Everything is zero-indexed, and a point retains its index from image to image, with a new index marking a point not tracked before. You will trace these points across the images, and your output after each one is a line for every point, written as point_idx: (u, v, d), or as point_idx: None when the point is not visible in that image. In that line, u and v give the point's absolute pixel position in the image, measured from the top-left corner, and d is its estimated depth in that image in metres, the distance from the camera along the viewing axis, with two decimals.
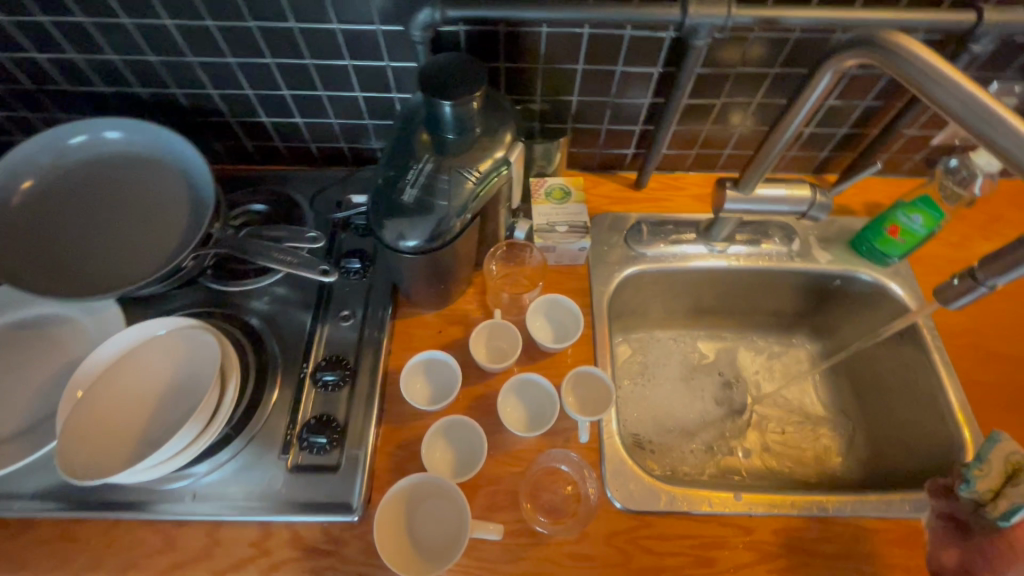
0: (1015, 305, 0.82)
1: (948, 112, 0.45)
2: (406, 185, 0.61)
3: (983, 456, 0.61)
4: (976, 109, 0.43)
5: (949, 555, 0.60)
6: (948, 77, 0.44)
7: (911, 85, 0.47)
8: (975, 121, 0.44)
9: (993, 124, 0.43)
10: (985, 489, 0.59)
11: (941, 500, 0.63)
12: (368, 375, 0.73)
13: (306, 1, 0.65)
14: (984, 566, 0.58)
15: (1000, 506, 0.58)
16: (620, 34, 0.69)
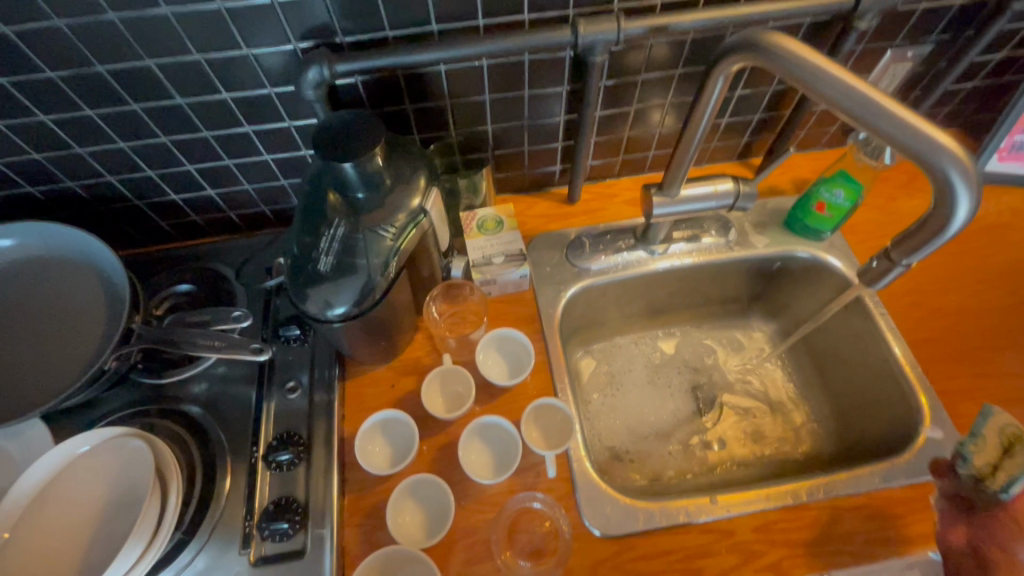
0: (947, 257, 0.84)
1: (828, 101, 0.45)
2: (321, 254, 0.59)
3: (977, 432, 0.59)
4: (856, 98, 0.44)
5: (957, 535, 0.58)
6: (825, 70, 0.45)
7: (792, 80, 0.47)
8: (854, 108, 0.44)
9: (869, 109, 0.43)
10: (984, 464, 0.58)
11: (943, 479, 0.62)
12: (323, 445, 0.69)
13: (188, 76, 0.62)
14: (993, 545, 0.55)
15: (999, 479, 0.56)
16: (519, 60, 0.69)
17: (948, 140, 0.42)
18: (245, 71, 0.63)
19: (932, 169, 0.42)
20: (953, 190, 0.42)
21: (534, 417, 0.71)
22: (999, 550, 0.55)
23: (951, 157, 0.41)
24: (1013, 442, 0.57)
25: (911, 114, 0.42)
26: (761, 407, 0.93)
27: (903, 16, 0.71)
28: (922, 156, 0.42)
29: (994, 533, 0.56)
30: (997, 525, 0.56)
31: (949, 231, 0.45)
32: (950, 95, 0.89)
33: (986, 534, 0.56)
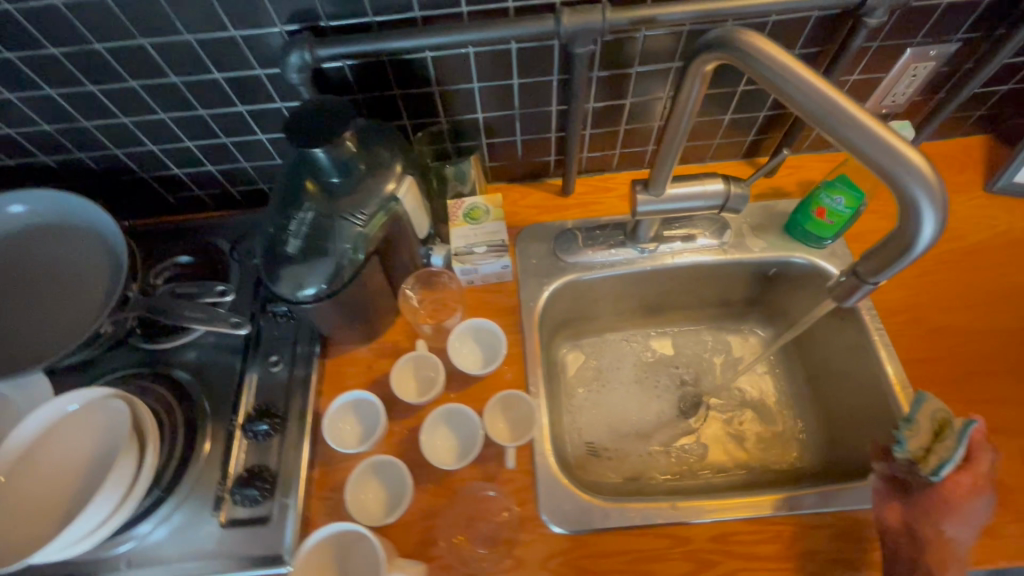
0: (957, 273, 0.79)
1: (798, 108, 0.43)
2: (290, 237, 0.60)
3: (911, 417, 0.59)
4: (827, 106, 0.41)
5: (892, 514, 0.61)
6: (797, 72, 0.42)
7: (764, 83, 0.45)
8: (824, 116, 0.42)
9: (839, 118, 0.41)
10: (916, 449, 0.59)
11: (880, 461, 0.63)
12: (298, 419, 0.72)
13: (180, 56, 0.64)
14: (926, 523, 0.59)
15: (931, 462, 0.58)
16: (507, 48, 0.68)
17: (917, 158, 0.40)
18: (234, 53, 0.64)
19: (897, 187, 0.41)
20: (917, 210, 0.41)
21: (501, 410, 0.72)
22: (931, 528, 0.58)
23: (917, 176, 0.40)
24: (941, 425, 0.58)
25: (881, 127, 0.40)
26: (747, 415, 0.91)
27: (923, 12, 0.66)
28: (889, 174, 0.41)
29: (922, 507, 0.59)
30: (926, 502, 0.59)
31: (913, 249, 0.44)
32: (980, 98, 0.82)
33: (917, 513, 0.59)
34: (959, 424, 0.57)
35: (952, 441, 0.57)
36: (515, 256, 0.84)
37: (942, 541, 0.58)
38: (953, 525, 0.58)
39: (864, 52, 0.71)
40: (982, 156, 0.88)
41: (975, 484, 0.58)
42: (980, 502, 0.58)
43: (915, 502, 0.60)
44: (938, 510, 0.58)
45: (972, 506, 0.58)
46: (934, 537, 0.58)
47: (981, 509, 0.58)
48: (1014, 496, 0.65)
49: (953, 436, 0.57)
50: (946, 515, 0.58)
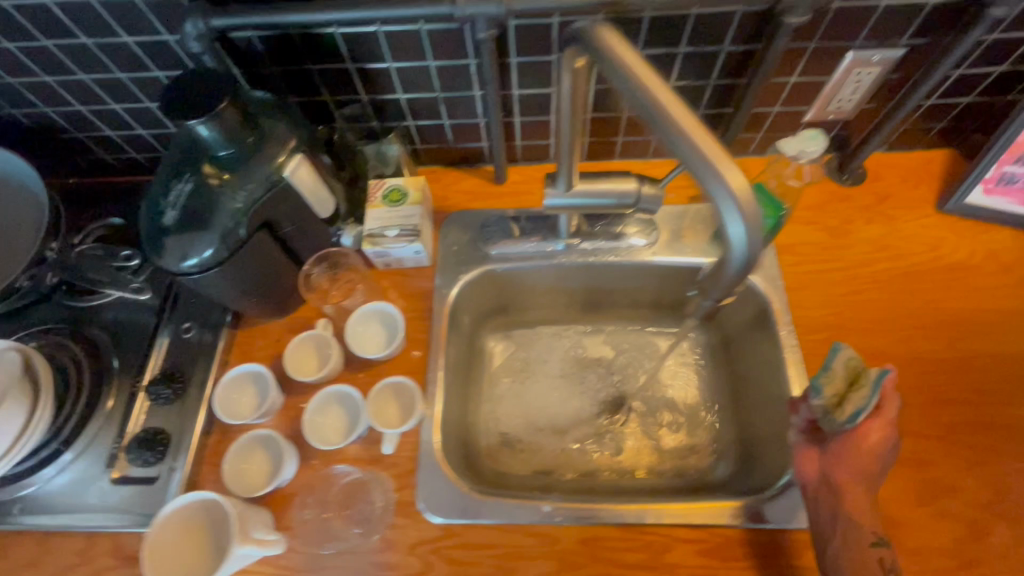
0: (888, 295, 0.76)
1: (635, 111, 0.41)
2: (168, 208, 0.60)
3: (828, 365, 0.60)
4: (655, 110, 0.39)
5: (809, 465, 0.61)
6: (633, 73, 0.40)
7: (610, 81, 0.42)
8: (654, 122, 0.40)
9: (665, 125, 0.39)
10: (831, 396, 0.59)
11: (797, 412, 0.64)
12: (199, 387, 0.74)
13: (87, 17, 0.64)
14: (841, 471, 0.59)
15: (846, 409, 0.58)
16: (416, 28, 0.66)
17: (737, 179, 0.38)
18: (139, 18, 0.64)
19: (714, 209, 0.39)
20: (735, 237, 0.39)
21: (393, 395, 0.72)
22: (846, 475, 0.59)
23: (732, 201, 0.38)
24: (856, 375, 0.59)
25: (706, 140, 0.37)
26: (669, 421, 0.88)
27: (859, 12, 0.62)
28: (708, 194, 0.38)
29: (838, 456, 0.60)
30: (842, 449, 0.59)
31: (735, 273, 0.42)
32: (939, 110, 0.77)
33: (835, 462, 0.60)
34: (873, 373, 0.59)
35: (864, 388, 0.58)
36: (436, 241, 0.83)
37: (858, 486, 0.59)
38: (868, 468, 0.59)
39: (799, 51, 0.66)
40: (941, 172, 0.83)
41: (887, 425, 0.59)
42: (891, 441, 0.59)
43: (832, 451, 0.60)
44: (852, 457, 0.59)
45: (884, 448, 0.59)
46: (851, 485, 0.58)
47: (890, 451, 0.59)
48: (901, 531, 0.63)
49: (868, 382, 0.58)
50: (859, 459, 0.59)
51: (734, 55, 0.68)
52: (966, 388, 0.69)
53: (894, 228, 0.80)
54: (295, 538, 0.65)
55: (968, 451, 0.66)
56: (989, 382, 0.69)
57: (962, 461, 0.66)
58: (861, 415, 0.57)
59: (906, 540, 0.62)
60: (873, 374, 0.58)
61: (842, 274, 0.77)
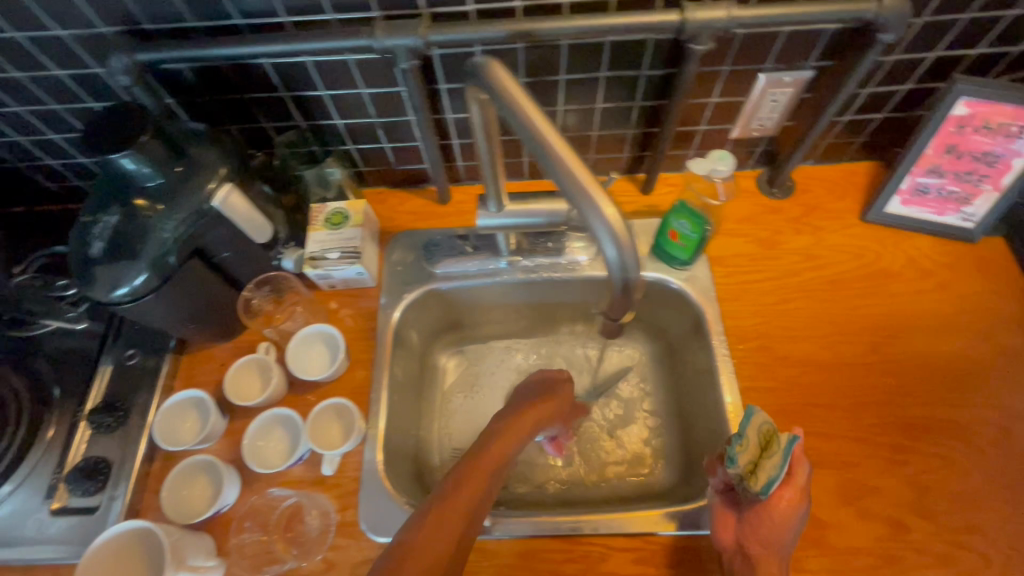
0: (815, 302, 0.79)
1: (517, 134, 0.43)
2: (94, 238, 0.61)
3: (742, 432, 0.60)
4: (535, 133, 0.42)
5: (727, 532, 0.62)
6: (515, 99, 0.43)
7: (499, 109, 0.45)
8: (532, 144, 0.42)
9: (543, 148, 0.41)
10: (745, 463, 0.59)
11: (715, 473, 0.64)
12: (141, 414, 0.74)
13: (16, 53, 0.64)
14: (754, 540, 0.59)
15: (759, 479, 0.58)
16: (345, 59, 0.68)
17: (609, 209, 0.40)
18: (68, 52, 0.64)
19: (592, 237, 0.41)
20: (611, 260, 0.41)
21: (335, 416, 0.73)
22: (758, 544, 0.59)
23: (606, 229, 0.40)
24: (768, 438, 0.60)
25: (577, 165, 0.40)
26: (617, 433, 0.89)
27: (764, 38, 0.65)
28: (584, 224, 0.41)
29: (751, 529, 0.60)
30: (754, 521, 0.60)
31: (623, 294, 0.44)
32: (855, 125, 0.81)
33: (748, 532, 0.60)
34: (783, 439, 0.59)
35: (771, 454, 0.58)
36: (381, 262, 0.85)
37: (770, 558, 0.59)
38: (780, 538, 0.59)
39: (714, 73, 0.70)
40: (864, 183, 0.87)
41: (795, 492, 0.59)
42: (801, 508, 0.59)
43: (748, 522, 0.60)
44: (763, 529, 0.59)
45: (793, 514, 0.59)
46: (763, 554, 0.59)
47: (803, 519, 0.60)
48: (825, 532, 0.65)
49: (776, 448, 0.58)
50: (770, 531, 0.59)
51: (653, 78, 0.71)
52: (885, 390, 0.72)
53: (820, 238, 0.83)
54: (235, 564, 0.65)
55: (888, 451, 0.69)
56: (907, 384, 0.73)
57: (882, 461, 0.68)
58: (774, 484, 0.57)
59: (830, 540, 0.65)
60: (783, 440, 0.58)
61: (772, 283, 0.81)
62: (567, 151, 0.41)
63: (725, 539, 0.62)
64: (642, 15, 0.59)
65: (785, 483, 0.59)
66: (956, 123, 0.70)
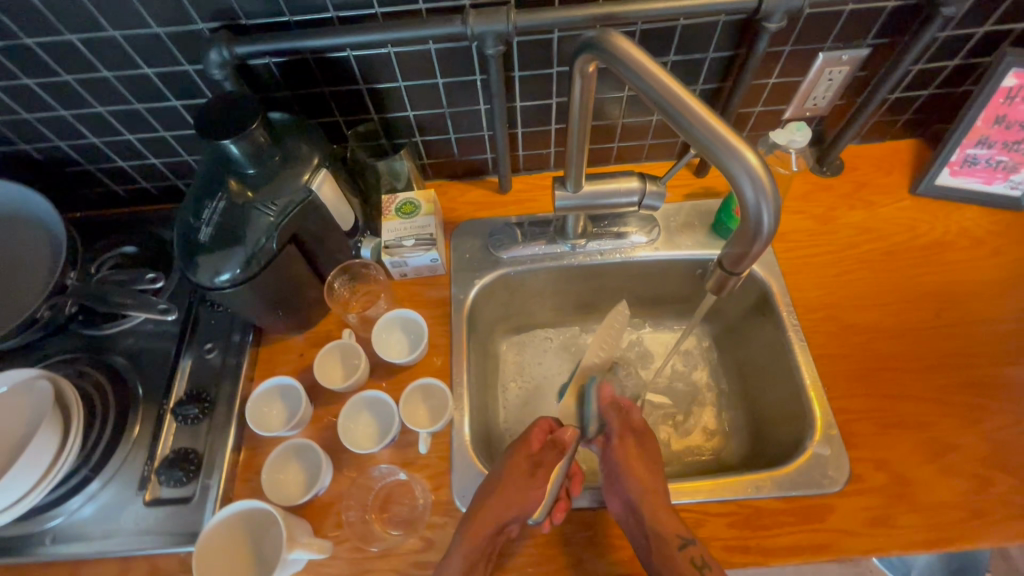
0: (876, 273, 0.82)
1: (647, 99, 0.47)
2: (202, 225, 0.63)
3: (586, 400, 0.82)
4: (669, 96, 0.45)
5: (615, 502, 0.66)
6: (645, 69, 0.46)
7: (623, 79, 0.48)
8: (666, 107, 0.45)
9: (679, 109, 0.45)
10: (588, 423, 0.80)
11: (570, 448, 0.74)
12: (226, 404, 0.74)
13: (109, 51, 0.66)
14: (628, 497, 0.66)
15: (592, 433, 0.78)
16: (426, 49, 0.70)
17: (753, 157, 0.43)
18: (161, 49, 0.67)
19: (734, 186, 0.44)
20: (752, 208, 0.45)
21: (422, 397, 0.74)
22: (635, 499, 0.66)
23: (753, 183, 0.44)
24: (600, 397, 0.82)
25: (717, 122, 0.44)
26: (680, 412, 0.89)
27: (827, 18, 0.69)
28: (727, 174, 0.44)
29: (620, 483, 0.68)
30: (617, 472, 0.70)
31: (759, 245, 0.47)
32: (903, 103, 0.84)
33: (619, 488, 0.68)
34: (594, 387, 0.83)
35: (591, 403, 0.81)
36: (449, 250, 0.86)
37: (659, 504, 0.65)
38: (652, 485, 0.67)
39: (777, 54, 0.73)
40: (910, 159, 0.90)
41: (644, 434, 0.76)
42: (655, 457, 0.73)
43: (615, 485, 0.68)
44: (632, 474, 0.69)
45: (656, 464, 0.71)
46: (645, 501, 0.65)
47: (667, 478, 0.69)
48: (912, 488, 0.67)
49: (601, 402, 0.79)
50: (646, 480, 0.68)
51: (717, 61, 0.74)
52: (954, 353, 0.75)
53: (874, 212, 0.86)
54: (337, 545, 0.65)
55: (965, 410, 0.71)
56: (975, 346, 0.75)
57: (959, 419, 0.71)
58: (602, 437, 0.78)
59: (917, 496, 0.67)
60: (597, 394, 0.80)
61: (832, 257, 0.83)
62: (704, 109, 0.44)
63: (613, 504, 0.66)
64: None
65: (620, 426, 0.76)
66: (1006, 94, 0.74)
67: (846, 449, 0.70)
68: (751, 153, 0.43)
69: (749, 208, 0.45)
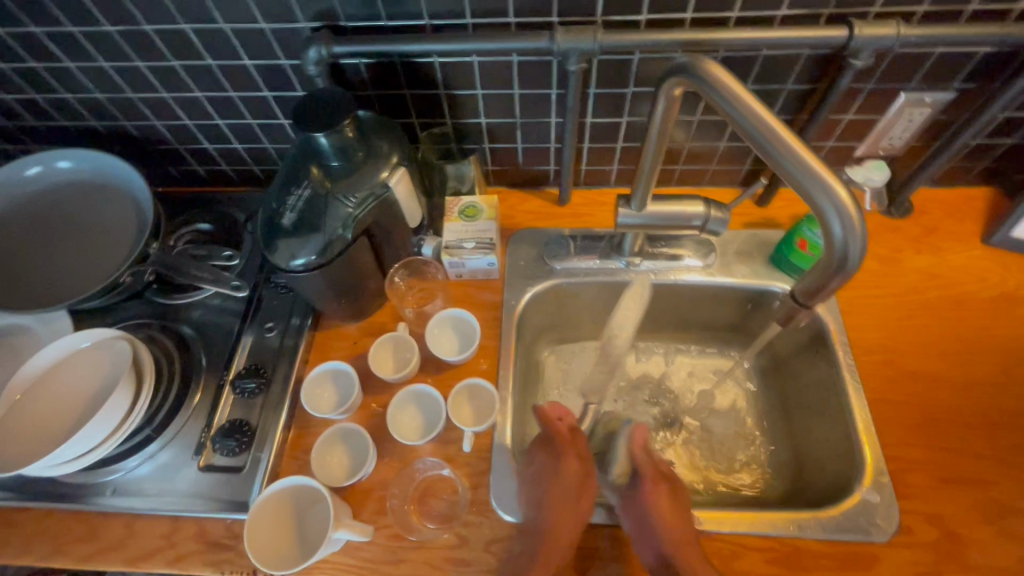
0: (940, 321, 0.79)
1: (741, 129, 0.49)
2: (286, 210, 0.66)
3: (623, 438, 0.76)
4: (766, 129, 0.47)
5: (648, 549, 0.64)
6: (743, 101, 0.48)
7: (717, 109, 0.50)
8: (762, 140, 0.48)
9: (775, 142, 0.47)
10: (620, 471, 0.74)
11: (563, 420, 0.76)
12: (282, 382, 0.77)
13: (218, 43, 0.72)
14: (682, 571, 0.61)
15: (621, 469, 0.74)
16: (508, 61, 0.73)
17: (844, 192, 0.46)
18: (263, 44, 0.71)
19: (822, 220, 0.48)
20: (839, 242, 0.48)
21: (467, 396, 0.76)
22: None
23: (842, 216, 0.47)
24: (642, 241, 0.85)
25: (813, 158, 0.46)
26: (722, 442, 0.87)
27: (915, 59, 0.68)
28: (816, 208, 0.47)
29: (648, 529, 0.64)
30: (647, 519, 0.65)
31: (844, 275, 0.50)
32: (983, 150, 0.82)
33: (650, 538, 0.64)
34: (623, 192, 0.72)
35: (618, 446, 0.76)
36: (505, 255, 0.88)
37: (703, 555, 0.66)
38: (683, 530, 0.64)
39: (856, 92, 0.73)
40: (985, 208, 0.87)
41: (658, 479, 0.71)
42: (680, 502, 0.69)
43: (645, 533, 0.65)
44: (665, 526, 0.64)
45: (680, 504, 0.69)
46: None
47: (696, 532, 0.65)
48: (966, 548, 0.64)
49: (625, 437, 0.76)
50: (668, 519, 0.65)
51: (794, 92, 0.74)
52: (1019, 411, 0.72)
53: (942, 258, 0.84)
54: (375, 530, 0.67)
55: None
56: None
57: (1020, 482, 0.68)
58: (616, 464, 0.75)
59: (972, 557, 0.64)
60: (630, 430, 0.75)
61: (894, 299, 0.81)
62: (800, 145, 0.47)
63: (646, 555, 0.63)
64: (809, 30, 0.62)
65: (651, 473, 0.71)
66: None
67: (895, 499, 0.67)
68: (843, 189, 0.46)
69: (836, 239, 0.48)
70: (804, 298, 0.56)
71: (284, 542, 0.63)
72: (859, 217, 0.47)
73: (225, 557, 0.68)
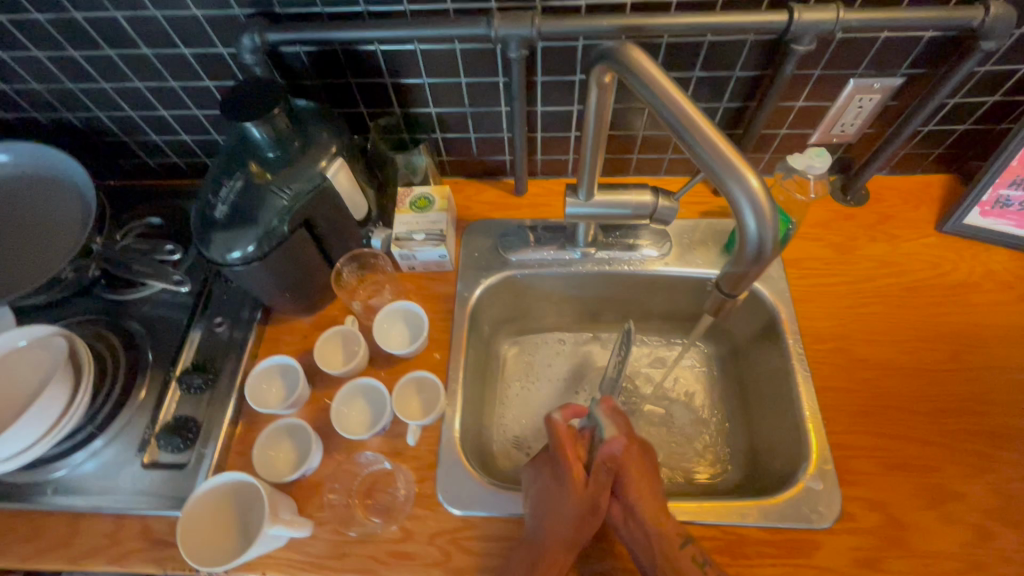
0: (891, 308, 0.79)
1: (661, 117, 0.48)
2: (219, 203, 0.65)
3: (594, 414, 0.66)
4: (683, 118, 0.47)
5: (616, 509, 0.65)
6: (662, 88, 0.47)
7: (638, 96, 0.49)
8: (680, 128, 0.47)
9: (691, 131, 0.47)
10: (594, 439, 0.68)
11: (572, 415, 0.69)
12: (229, 377, 0.76)
13: (152, 31, 0.70)
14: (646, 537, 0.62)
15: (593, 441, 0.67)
16: (451, 48, 0.71)
17: (756, 182, 0.46)
18: (199, 32, 0.69)
19: (736, 211, 0.47)
20: (752, 233, 0.48)
21: (416, 389, 0.75)
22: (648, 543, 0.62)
23: (754, 208, 0.47)
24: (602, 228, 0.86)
25: (726, 147, 0.46)
26: (679, 431, 0.87)
27: (861, 44, 0.68)
28: (729, 198, 0.47)
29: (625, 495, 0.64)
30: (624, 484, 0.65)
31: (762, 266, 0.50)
32: (937, 136, 0.82)
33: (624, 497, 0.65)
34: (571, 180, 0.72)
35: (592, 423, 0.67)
36: (459, 247, 0.87)
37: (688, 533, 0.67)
38: (653, 493, 0.65)
39: (805, 78, 0.72)
40: (940, 195, 0.87)
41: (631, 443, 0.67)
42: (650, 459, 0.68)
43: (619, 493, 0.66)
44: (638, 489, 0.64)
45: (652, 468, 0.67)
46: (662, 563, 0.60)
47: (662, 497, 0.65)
48: (908, 533, 0.65)
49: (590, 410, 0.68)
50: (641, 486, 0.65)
51: (743, 79, 0.73)
52: (965, 398, 0.72)
53: (896, 246, 0.84)
54: (319, 525, 0.67)
55: (971, 458, 0.68)
56: (990, 392, 0.72)
57: (962, 467, 0.68)
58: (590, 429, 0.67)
59: (913, 542, 0.64)
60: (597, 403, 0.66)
61: (847, 287, 0.81)
62: (715, 134, 0.47)
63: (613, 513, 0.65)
64: (750, 14, 0.61)
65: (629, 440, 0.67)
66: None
67: (839, 486, 0.68)
68: (755, 180, 0.46)
69: (750, 230, 0.48)
70: (728, 288, 0.57)
71: (222, 538, 0.62)
72: (772, 208, 0.47)
73: (169, 553, 0.67)
